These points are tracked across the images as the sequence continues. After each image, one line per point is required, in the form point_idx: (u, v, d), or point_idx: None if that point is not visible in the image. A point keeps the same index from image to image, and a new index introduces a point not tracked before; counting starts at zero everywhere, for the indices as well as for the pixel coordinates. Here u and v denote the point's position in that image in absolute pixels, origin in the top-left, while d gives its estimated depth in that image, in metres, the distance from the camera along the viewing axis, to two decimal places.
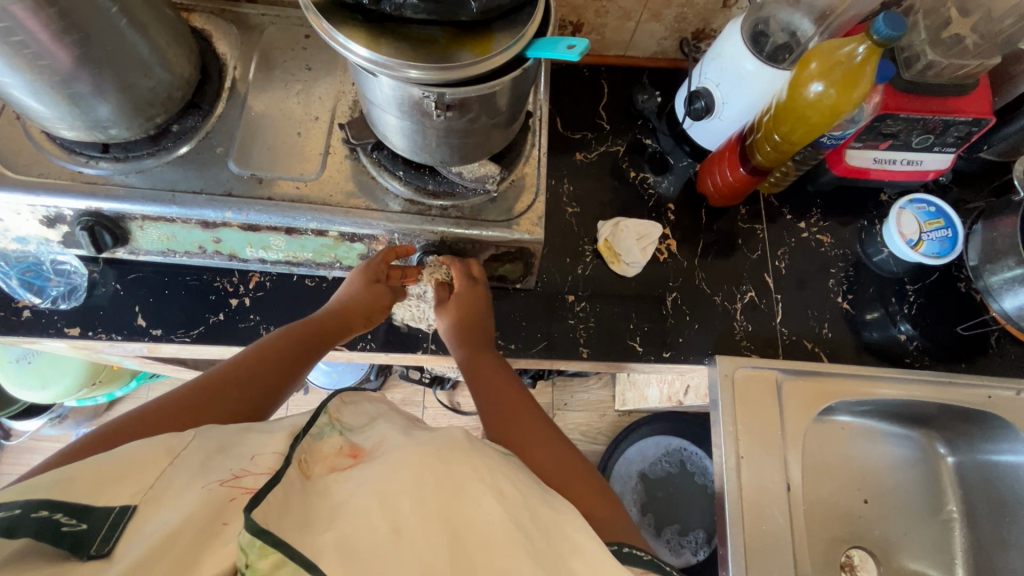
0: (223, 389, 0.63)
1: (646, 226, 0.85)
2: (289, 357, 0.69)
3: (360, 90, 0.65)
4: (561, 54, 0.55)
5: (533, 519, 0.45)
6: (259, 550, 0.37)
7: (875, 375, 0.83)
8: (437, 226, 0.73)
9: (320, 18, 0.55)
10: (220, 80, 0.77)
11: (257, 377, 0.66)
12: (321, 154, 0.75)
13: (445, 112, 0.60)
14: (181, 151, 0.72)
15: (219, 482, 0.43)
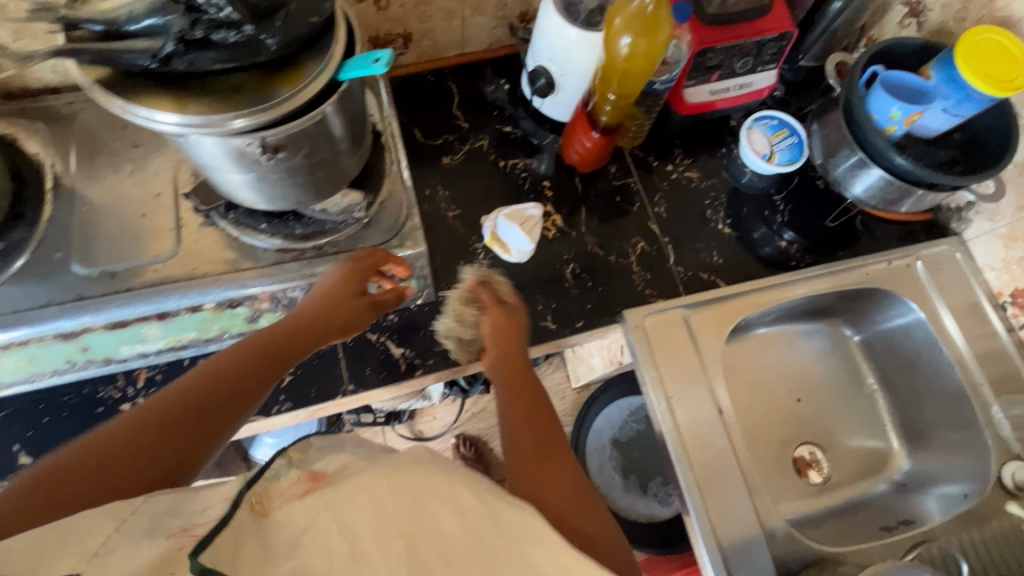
0: (170, 431, 0.52)
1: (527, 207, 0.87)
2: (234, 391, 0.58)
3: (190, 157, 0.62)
4: (371, 70, 0.56)
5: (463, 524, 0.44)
6: None
7: (772, 284, 0.88)
8: (316, 268, 0.72)
9: (108, 95, 0.52)
10: (41, 181, 0.71)
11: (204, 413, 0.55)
12: (173, 229, 0.71)
13: (275, 154, 0.59)
14: (15, 267, 0.67)
15: None
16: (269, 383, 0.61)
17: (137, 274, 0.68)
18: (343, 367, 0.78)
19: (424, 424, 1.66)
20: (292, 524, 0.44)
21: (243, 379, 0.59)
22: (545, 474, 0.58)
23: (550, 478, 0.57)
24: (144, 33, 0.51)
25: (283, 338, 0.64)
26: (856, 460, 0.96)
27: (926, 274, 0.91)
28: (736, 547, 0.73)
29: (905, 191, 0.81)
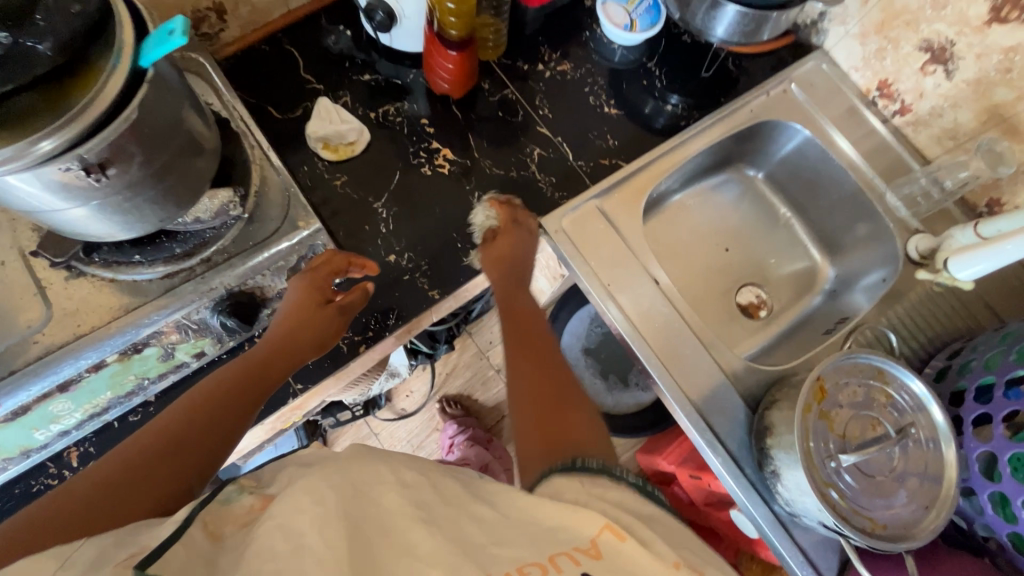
0: (166, 451, 0.54)
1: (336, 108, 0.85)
2: (225, 402, 0.61)
3: (17, 209, 0.54)
4: (170, 44, 0.49)
5: (437, 494, 0.48)
6: None
7: (669, 149, 0.89)
8: (212, 282, 0.66)
9: None
10: None
11: (202, 439, 0.57)
12: (36, 293, 0.63)
13: (107, 173, 0.52)
14: None
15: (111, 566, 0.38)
16: (243, 424, 0.61)
17: (15, 352, 0.61)
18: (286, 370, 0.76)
19: (404, 400, 1.64)
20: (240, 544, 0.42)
21: (223, 412, 0.60)
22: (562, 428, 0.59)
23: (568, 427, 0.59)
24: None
25: (250, 358, 0.67)
26: (789, 285, 1.02)
27: (803, 95, 0.94)
28: (706, 396, 0.77)
29: (761, 19, 0.85)
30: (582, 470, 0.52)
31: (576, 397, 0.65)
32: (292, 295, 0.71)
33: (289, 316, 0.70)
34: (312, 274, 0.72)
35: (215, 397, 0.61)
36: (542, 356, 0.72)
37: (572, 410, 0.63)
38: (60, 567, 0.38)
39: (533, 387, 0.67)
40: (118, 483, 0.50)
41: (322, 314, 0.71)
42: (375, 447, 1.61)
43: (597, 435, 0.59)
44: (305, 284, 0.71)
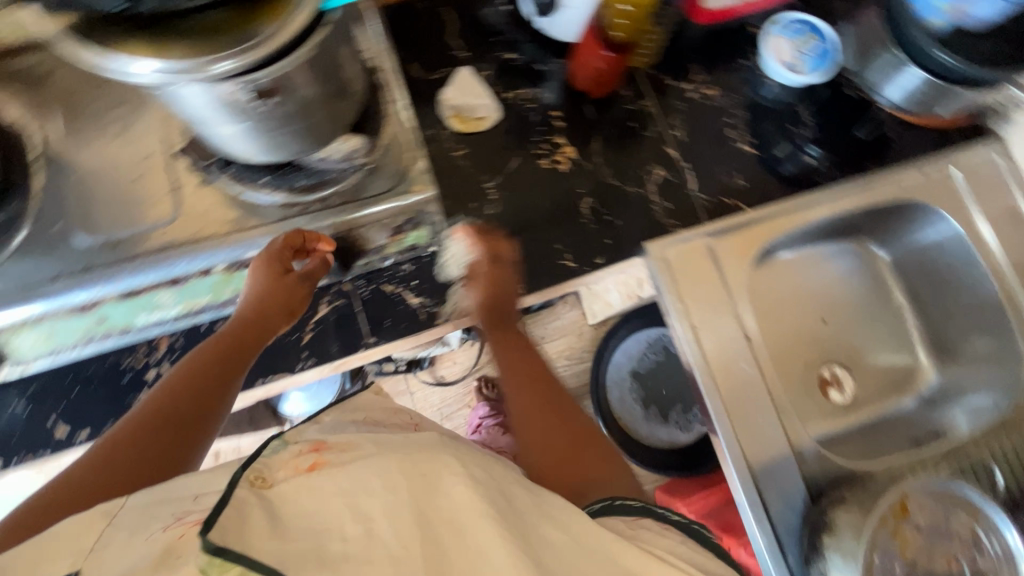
0: (148, 443, 0.60)
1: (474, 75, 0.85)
2: (209, 378, 0.67)
3: (175, 110, 0.57)
4: None
5: (500, 497, 0.52)
6: (219, 567, 0.40)
7: (797, 205, 0.83)
8: (324, 221, 0.68)
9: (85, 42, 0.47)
10: (28, 151, 0.67)
11: (195, 415, 0.64)
12: (170, 190, 0.67)
13: (267, 101, 0.54)
14: (17, 242, 0.65)
15: (164, 528, 0.44)
16: (216, 410, 0.66)
17: (140, 239, 0.65)
18: (362, 320, 0.80)
19: (446, 368, 1.67)
20: (298, 500, 0.48)
21: (192, 406, 0.65)
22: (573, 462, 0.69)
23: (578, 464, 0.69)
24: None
25: (219, 340, 0.70)
26: (881, 377, 0.94)
27: (964, 183, 0.85)
28: (767, 470, 0.73)
29: (944, 92, 0.80)
30: (629, 511, 0.61)
31: (574, 435, 0.72)
32: (254, 277, 0.70)
33: (246, 304, 0.71)
34: (269, 254, 0.69)
35: (198, 374, 0.67)
36: (544, 386, 0.78)
37: (585, 445, 0.71)
38: (111, 523, 0.46)
39: (546, 415, 0.74)
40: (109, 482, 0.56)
41: (291, 288, 0.72)
42: (407, 404, 1.65)
43: (613, 469, 0.69)
44: (265, 262, 0.69)
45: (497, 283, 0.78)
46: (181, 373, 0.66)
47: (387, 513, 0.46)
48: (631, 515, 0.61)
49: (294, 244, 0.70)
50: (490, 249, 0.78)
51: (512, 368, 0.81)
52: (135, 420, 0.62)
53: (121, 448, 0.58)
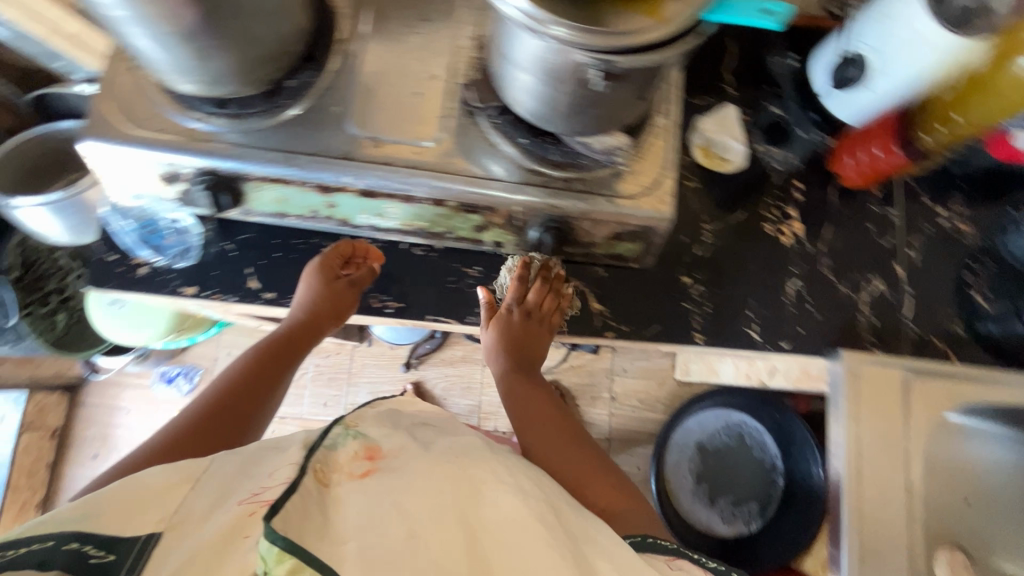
0: (206, 425, 0.74)
1: (727, 113, 0.82)
2: (259, 376, 0.79)
3: (502, 45, 0.59)
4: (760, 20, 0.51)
5: (554, 517, 0.58)
6: (278, 555, 0.47)
7: (1006, 379, 0.75)
8: (561, 201, 0.69)
9: None
10: (334, 31, 0.71)
11: (249, 408, 0.77)
12: (439, 116, 0.70)
13: (604, 83, 0.54)
14: (295, 109, 0.69)
15: (239, 502, 0.57)
16: (263, 401, 0.79)
17: (397, 149, 0.68)
18: (541, 305, 0.78)
19: None
20: (350, 502, 0.57)
21: (247, 395, 0.77)
22: (604, 495, 0.71)
23: (609, 499, 0.71)
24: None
25: (278, 337, 0.80)
26: None
27: None
28: None
29: None
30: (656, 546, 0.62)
31: (591, 460, 0.76)
32: (308, 281, 0.76)
33: (309, 303, 0.76)
34: (323, 258, 0.76)
35: (258, 368, 0.79)
36: (563, 423, 0.79)
37: (614, 484, 0.73)
38: (193, 485, 0.61)
39: (568, 449, 0.76)
40: (173, 453, 0.69)
41: (338, 294, 0.76)
42: (476, 374, 1.69)
43: (642, 514, 0.70)
44: (318, 268, 0.76)
45: (546, 306, 0.78)
46: (242, 370, 0.79)
47: (432, 532, 0.53)
48: (663, 555, 0.61)
49: (344, 254, 0.78)
50: (549, 271, 0.77)
51: (525, 405, 0.80)
52: (208, 406, 0.75)
53: (189, 429, 0.73)
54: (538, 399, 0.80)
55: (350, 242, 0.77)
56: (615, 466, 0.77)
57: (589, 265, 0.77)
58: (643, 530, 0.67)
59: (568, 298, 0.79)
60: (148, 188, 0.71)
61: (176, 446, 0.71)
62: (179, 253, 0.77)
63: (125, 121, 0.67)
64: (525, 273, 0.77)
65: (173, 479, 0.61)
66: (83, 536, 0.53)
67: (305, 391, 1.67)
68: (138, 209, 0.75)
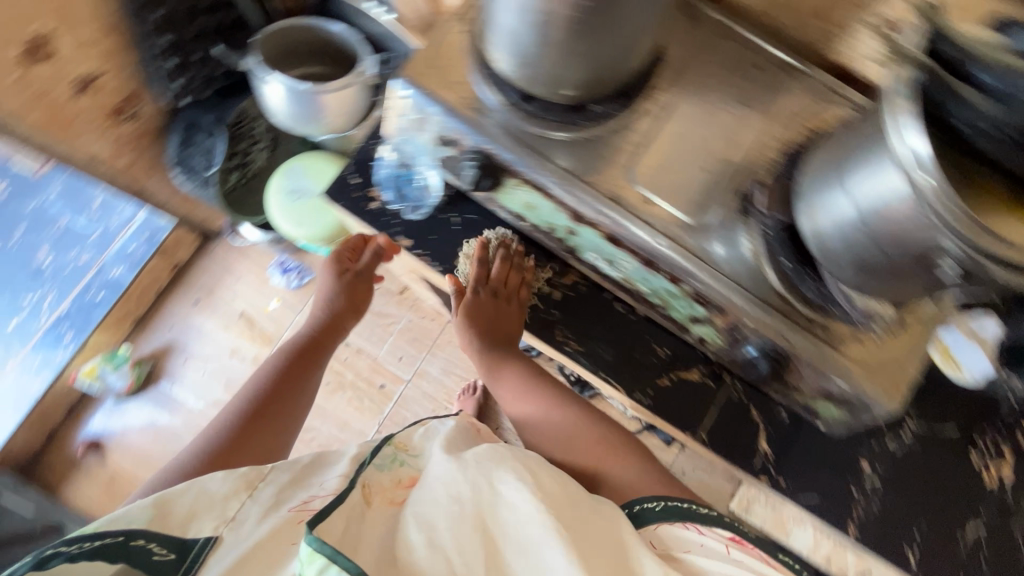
0: (247, 426, 0.89)
1: (983, 322, 0.71)
2: (296, 368, 0.99)
3: (850, 166, 0.55)
4: None
5: (561, 509, 0.67)
6: (312, 555, 0.57)
7: None
8: (796, 338, 0.65)
9: (906, 97, 0.46)
10: (652, 77, 0.71)
11: (282, 403, 0.94)
12: (715, 201, 0.68)
13: (948, 270, 0.49)
14: (586, 133, 0.69)
15: (291, 509, 0.68)
16: (303, 394, 0.98)
17: (661, 213, 0.67)
18: (710, 421, 0.75)
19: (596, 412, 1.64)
20: (382, 526, 0.67)
21: (284, 386, 0.96)
22: (607, 465, 0.81)
23: (613, 469, 0.81)
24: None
25: (295, 347, 1.01)
26: None
27: None
28: None
29: None
30: (667, 510, 0.74)
31: (573, 426, 0.86)
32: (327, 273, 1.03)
33: (331, 307, 1.03)
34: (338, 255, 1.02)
35: (290, 375, 0.97)
36: (511, 366, 0.90)
37: (597, 468, 0.81)
38: (250, 496, 0.69)
39: (560, 424, 0.86)
40: (223, 459, 0.85)
41: (358, 287, 1.04)
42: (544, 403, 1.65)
43: (639, 475, 0.80)
44: (333, 262, 1.01)
45: (511, 283, 0.81)
46: (277, 379, 0.96)
47: (452, 534, 0.64)
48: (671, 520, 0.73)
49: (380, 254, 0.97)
50: (518, 256, 0.79)
51: (519, 379, 0.90)
52: (243, 415, 0.90)
53: (213, 455, 0.84)
54: (485, 344, 0.88)
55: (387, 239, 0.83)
56: (621, 431, 0.87)
57: (780, 405, 0.75)
58: (646, 494, 0.76)
59: (522, 299, 0.81)
60: (427, 141, 0.74)
61: (212, 461, 0.84)
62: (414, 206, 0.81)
63: (437, 79, 0.70)
64: (482, 254, 0.78)
65: (243, 480, 0.70)
66: (152, 529, 0.64)
67: (388, 338, 1.71)
68: (403, 153, 0.77)
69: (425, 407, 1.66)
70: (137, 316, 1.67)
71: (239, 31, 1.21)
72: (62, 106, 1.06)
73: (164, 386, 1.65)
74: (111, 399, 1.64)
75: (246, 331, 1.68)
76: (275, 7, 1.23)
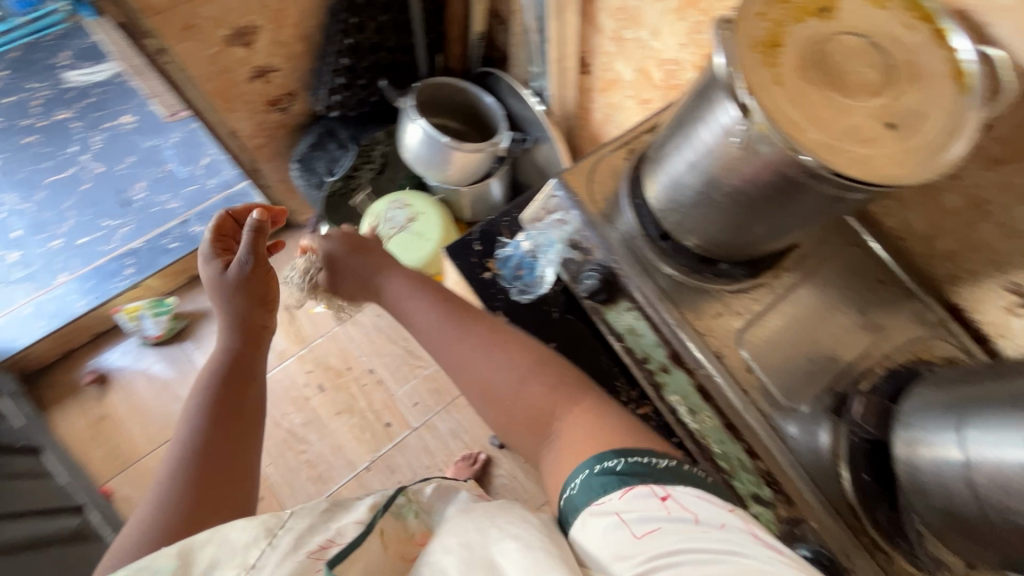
0: (210, 466, 0.62)
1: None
2: (240, 372, 0.72)
3: (964, 415, 0.56)
4: None
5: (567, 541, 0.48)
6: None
7: None
8: (855, 556, 0.65)
9: None
10: (781, 257, 0.75)
11: (246, 416, 0.69)
12: (813, 393, 0.70)
13: None
14: (709, 286, 0.73)
15: (307, 554, 0.49)
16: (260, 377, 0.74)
17: (756, 385, 0.69)
18: None
19: None
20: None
21: (234, 402, 0.69)
22: (526, 379, 0.65)
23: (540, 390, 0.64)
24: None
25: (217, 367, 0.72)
26: None
27: None
28: None
29: None
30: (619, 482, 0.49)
31: (549, 397, 0.63)
32: (217, 280, 0.77)
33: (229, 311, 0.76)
34: (222, 229, 0.82)
35: (221, 396, 0.69)
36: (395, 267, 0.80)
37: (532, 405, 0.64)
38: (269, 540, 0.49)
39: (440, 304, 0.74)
40: (209, 501, 0.60)
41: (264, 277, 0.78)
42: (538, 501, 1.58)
43: (586, 403, 0.62)
44: (220, 251, 0.79)
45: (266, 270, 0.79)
46: (198, 414, 0.67)
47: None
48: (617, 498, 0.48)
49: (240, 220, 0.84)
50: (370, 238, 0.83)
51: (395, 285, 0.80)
52: (200, 448, 0.63)
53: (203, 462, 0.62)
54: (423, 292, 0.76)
55: (233, 210, 0.83)
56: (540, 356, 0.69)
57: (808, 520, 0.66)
58: (637, 450, 0.53)
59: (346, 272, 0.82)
60: (560, 238, 0.79)
61: (211, 488, 0.61)
62: (526, 282, 0.84)
63: (589, 191, 0.77)
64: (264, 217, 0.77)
65: (263, 527, 0.50)
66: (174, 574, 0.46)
67: (411, 379, 1.71)
68: (533, 241, 0.83)
69: (421, 461, 1.61)
70: (194, 274, 1.73)
71: (403, 73, 1.33)
72: (233, 85, 1.18)
73: (188, 347, 1.67)
74: (136, 339, 1.66)
75: None
76: (441, 64, 1.37)
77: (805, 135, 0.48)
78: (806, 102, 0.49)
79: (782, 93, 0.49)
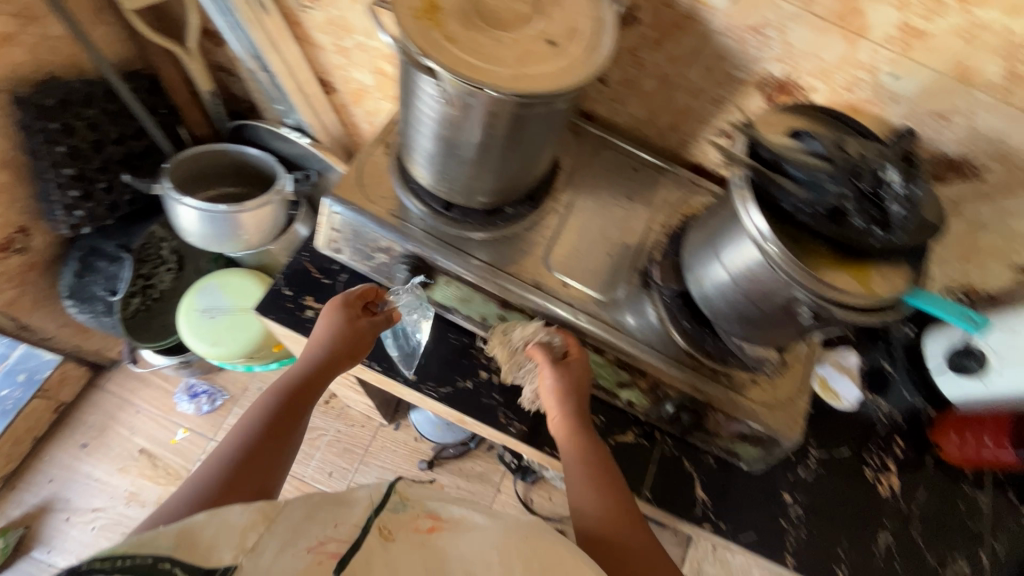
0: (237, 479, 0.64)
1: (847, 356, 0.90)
2: (295, 410, 0.74)
3: (717, 242, 0.69)
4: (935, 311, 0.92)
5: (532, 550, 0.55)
6: None
7: None
8: (707, 387, 0.74)
9: (745, 188, 0.60)
10: (552, 181, 0.84)
11: (284, 443, 0.70)
12: (622, 279, 0.79)
13: (809, 316, 0.61)
14: (504, 232, 0.79)
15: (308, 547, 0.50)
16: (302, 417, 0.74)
17: (576, 293, 0.77)
18: (670, 504, 0.79)
19: (539, 497, 1.60)
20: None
21: (280, 426, 0.71)
22: (298, 411, 0.74)
23: (291, 426, 0.72)
24: (828, 162, 0.59)
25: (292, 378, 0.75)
26: None
27: None
28: None
29: None
30: None
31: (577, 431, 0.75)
32: (331, 317, 0.78)
33: (322, 349, 0.76)
34: (347, 309, 0.79)
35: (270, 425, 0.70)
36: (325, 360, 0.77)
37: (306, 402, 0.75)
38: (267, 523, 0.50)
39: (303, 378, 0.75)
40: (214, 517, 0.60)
41: (363, 330, 0.79)
42: (487, 495, 1.60)
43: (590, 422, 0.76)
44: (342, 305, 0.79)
45: (356, 329, 0.79)
46: (269, 415, 0.71)
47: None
48: None
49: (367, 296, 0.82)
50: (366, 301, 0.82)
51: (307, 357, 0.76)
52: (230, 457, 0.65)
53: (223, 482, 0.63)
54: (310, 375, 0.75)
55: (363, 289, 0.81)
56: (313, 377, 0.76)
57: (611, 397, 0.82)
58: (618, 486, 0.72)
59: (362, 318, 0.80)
60: (360, 248, 0.80)
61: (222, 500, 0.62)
62: None
63: (366, 192, 0.78)
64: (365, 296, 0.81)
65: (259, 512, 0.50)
66: (173, 554, 0.45)
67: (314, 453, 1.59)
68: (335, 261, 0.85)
69: None
70: (6, 472, 1.44)
71: (149, 159, 1.22)
72: None
73: (39, 554, 1.39)
74: None
75: (148, 471, 1.49)
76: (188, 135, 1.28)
77: (488, 72, 0.54)
78: (477, 46, 0.56)
79: (456, 46, 0.55)
